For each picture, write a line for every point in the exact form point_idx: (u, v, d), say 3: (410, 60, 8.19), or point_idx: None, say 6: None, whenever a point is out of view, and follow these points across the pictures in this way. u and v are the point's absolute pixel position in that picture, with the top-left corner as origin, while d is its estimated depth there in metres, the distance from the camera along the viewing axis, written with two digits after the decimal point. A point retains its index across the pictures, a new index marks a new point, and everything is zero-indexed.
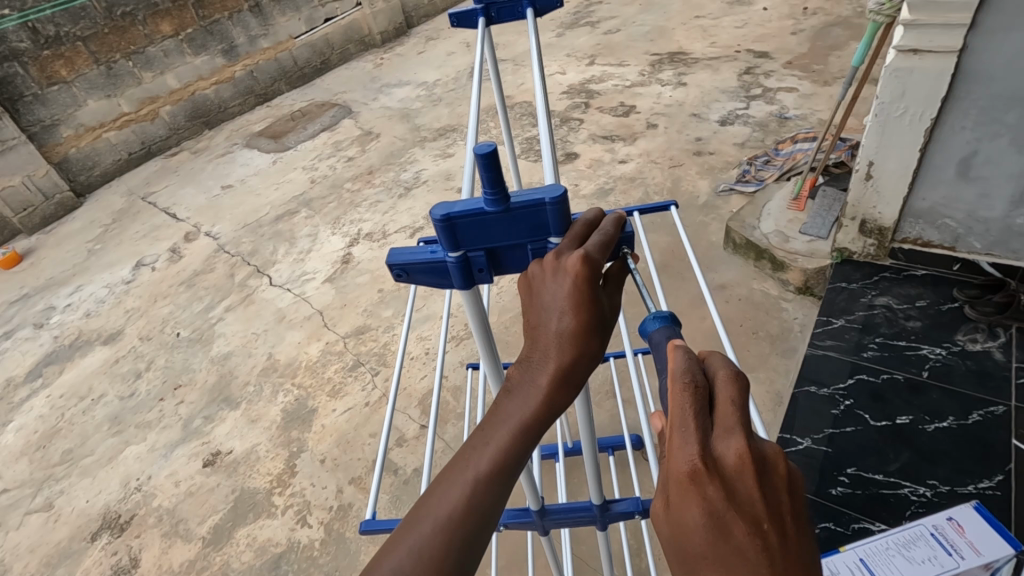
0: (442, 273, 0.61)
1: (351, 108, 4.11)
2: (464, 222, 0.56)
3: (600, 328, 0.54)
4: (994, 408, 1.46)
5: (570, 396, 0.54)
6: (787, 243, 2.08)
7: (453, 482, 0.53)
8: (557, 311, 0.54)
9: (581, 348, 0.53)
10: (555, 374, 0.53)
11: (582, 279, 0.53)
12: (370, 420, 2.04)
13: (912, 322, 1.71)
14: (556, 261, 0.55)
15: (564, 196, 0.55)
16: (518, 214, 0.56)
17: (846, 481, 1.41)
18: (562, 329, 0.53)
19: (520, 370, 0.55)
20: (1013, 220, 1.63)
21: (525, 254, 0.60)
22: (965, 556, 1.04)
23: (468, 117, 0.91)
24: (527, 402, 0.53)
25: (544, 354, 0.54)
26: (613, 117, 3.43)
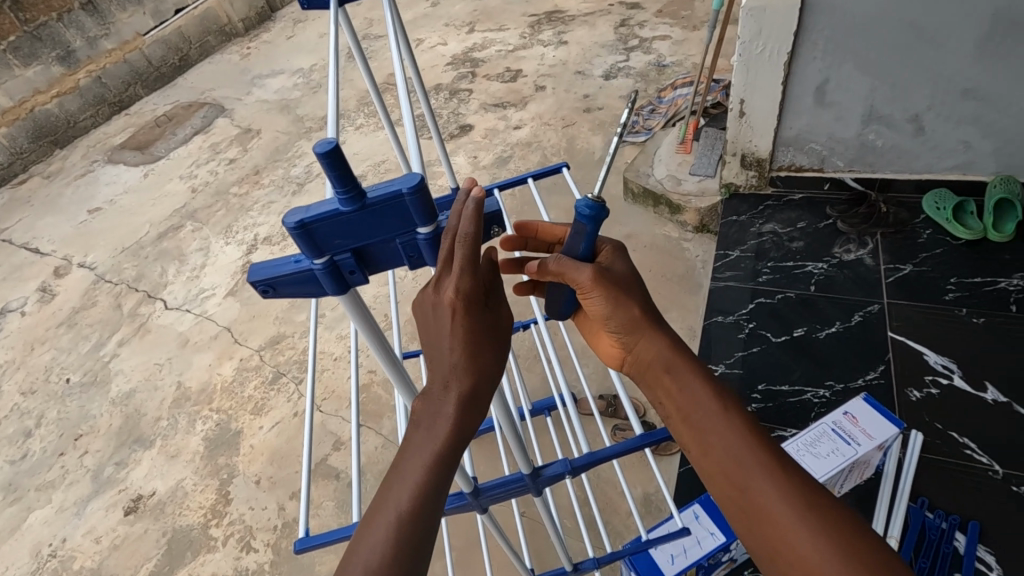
0: (312, 280, 0.58)
1: (224, 105, 3.80)
2: (321, 225, 0.53)
3: (493, 349, 0.58)
4: (870, 307, 1.63)
5: (478, 414, 0.59)
6: (679, 186, 2.18)
7: (380, 522, 0.55)
8: (450, 340, 0.57)
9: (479, 369, 0.58)
10: (461, 397, 0.57)
11: (462, 306, 0.55)
12: (302, 430, 1.96)
13: (796, 243, 1.87)
14: (438, 293, 0.55)
15: (420, 184, 0.53)
16: (377, 209, 0.54)
17: (759, 397, 1.52)
18: (456, 357, 0.57)
19: (424, 403, 0.58)
20: (865, 137, 1.81)
21: (395, 249, 0.58)
22: (861, 442, 1.17)
23: (328, 103, 0.84)
24: (436, 435, 0.57)
25: (445, 382, 0.57)
26: (500, 83, 3.40)
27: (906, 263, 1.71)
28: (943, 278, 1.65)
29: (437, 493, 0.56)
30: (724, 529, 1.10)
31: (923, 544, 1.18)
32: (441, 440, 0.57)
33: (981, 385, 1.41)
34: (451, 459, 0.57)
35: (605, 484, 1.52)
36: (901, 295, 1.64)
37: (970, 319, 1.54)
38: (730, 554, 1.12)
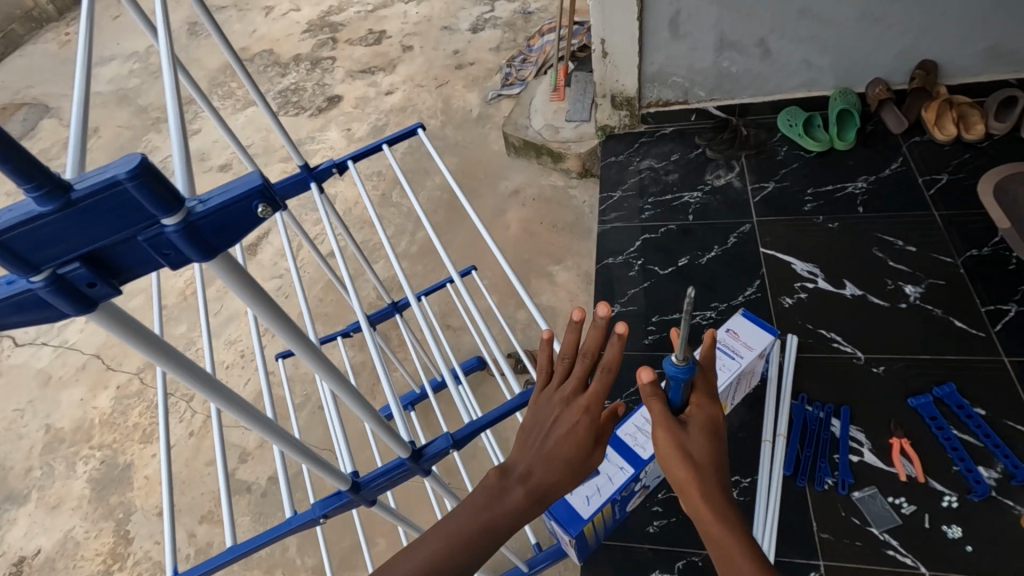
0: (37, 308, 0.42)
1: (46, 103, 3.30)
2: (13, 237, 0.38)
3: (576, 460, 0.68)
4: (742, 227, 1.73)
5: (541, 504, 0.68)
6: (558, 134, 2.18)
7: (426, 549, 0.65)
8: (549, 437, 0.69)
9: (561, 469, 0.68)
10: (540, 480, 0.67)
11: (576, 420, 0.68)
12: (201, 450, 1.81)
13: (672, 176, 1.93)
14: (565, 404, 0.70)
15: (143, 163, 0.39)
16: (92, 204, 0.39)
17: (654, 329, 1.58)
18: (548, 452, 0.68)
19: (507, 472, 0.69)
20: (720, 65, 1.88)
21: (143, 250, 0.42)
22: (744, 355, 1.24)
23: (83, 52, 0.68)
24: (504, 502, 0.67)
25: (531, 467, 0.68)
26: (364, 47, 3.20)
27: (769, 181, 1.83)
28: (802, 190, 1.77)
29: (483, 548, 0.65)
30: (631, 460, 1.14)
31: (807, 435, 1.29)
32: (506, 503, 0.67)
33: (841, 283, 1.54)
34: (509, 527, 0.67)
35: None
36: (767, 212, 1.75)
37: (826, 224, 1.67)
38: (642, 483, 1.16)
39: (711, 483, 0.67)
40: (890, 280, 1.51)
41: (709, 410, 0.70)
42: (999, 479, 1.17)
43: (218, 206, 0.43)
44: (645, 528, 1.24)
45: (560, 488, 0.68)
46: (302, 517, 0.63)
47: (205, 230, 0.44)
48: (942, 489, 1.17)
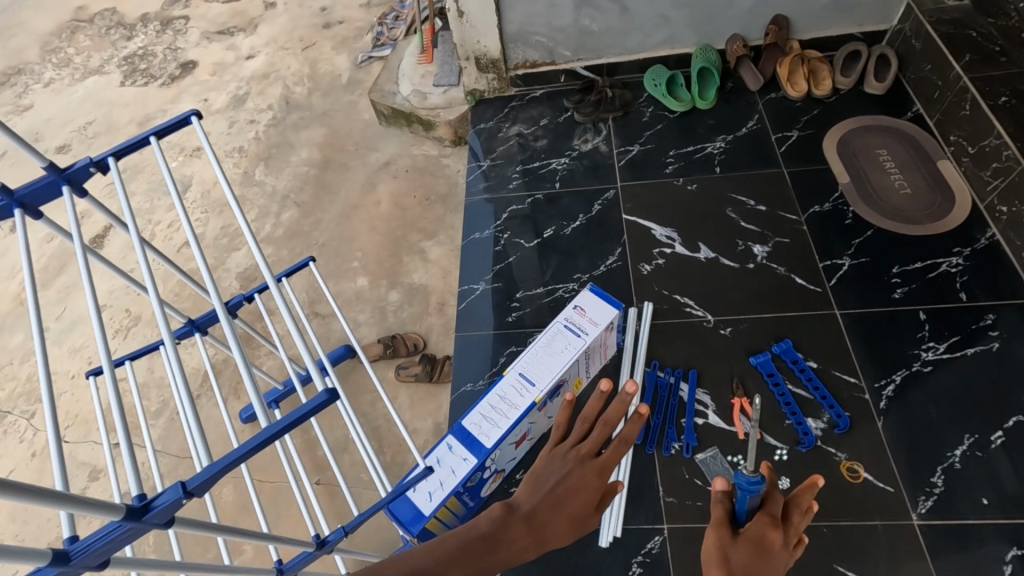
0: None
1: None
2: None
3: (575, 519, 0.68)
4: (607, 194, 1.71)
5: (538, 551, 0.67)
6: (426, 101, 2.05)
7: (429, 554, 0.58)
8: (557, 478, 0.69)
9: (567, 525, 0.68)
10: (547, 531, 0.67)
11: (580, 476, 0.69)
12: (45, 472, 1.64)
13: (540, 142, 1.88)
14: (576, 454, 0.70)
15: None
16: None
17: (518, 305, 1.55)
18: (551, 491, 0.68)
19: (527, 493, 0.69)
20: (581, 22, 1.81)
21: None
22: (590, 331, 1.23)
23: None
24: (503, 536, 0.65)
25: (547, 504, 0.68)
26: (221, 4, 2.88)
27: (634, 144, 1.81)
28: (664, 152, 1.77)
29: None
30: (475, 450, 1.12)
31: (657, 402, 1.32)
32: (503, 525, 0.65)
33: (695, 247, 1.56)
34: (505, 563, 0.64)
35: None
36: (631, 176, 1.73)
37: (686, 187, 1.68)
38: (491, 469, 1.15)
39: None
40: (740, 241, 1.55)
41: (772, 536, 0.61)
42: (825, 428, 1.24)
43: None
44: None
45: (560, 537, 0.68)
46: None
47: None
48: (775, 443, 1.24)
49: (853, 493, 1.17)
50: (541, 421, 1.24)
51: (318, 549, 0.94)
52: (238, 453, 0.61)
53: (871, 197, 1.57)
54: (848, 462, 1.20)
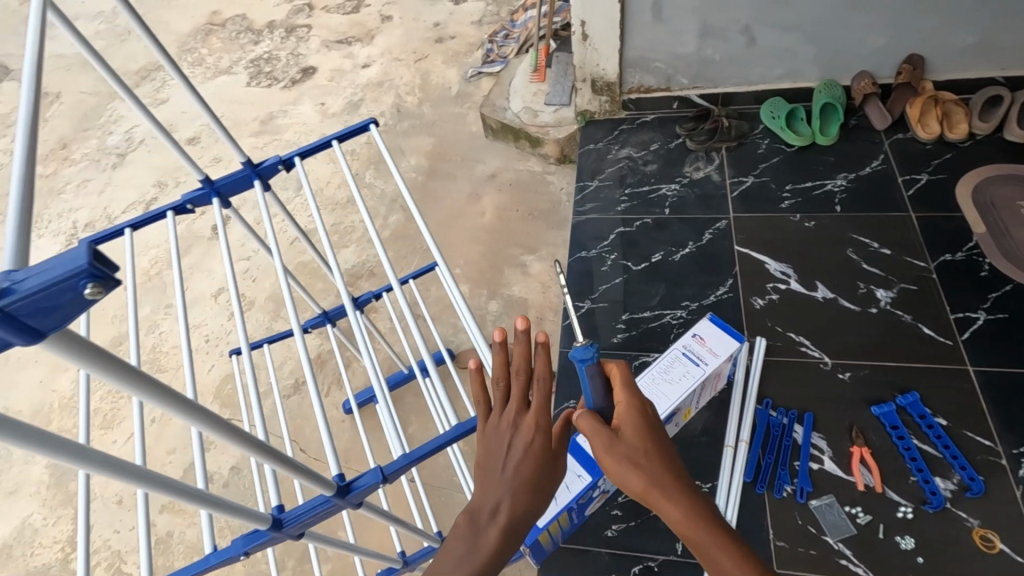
0: None
1: (8, 66, 3.11)
2: None
3: (540, 487, 0.67)
4: (719, 224, 1.69)
5: (520, 533, 0.66)
6: (536, 118, 2.10)
7: None
8: (505, 459, 0.67)
9: (531, 496, 0.66)
10: (512, 514, 0.65)
11: (531, 436, 0.67)
12: (162, 437, 1.77)
13: (650, 167, 1.88)
14: (511, 419, 0.68)
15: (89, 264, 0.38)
16: None
17: (623, 327, 1.55)
18: (508, 477, 0.66)
19: (479, 496, 0.66)
20: (704, 52, 1.82)
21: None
22: (709, 361, 1.23)
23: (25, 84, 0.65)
24: (479, 541, 0.64)
25: (502, 496, 0.65)
26: (342, 15, 3.05)
27: (748, 175, 1.78)
28: (780, 186, 1.74)
29: None
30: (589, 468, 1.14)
31: (769, 441, 1.28)
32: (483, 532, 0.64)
33: (813, 286, 1.52)
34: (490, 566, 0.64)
35: None
36: (744, 208, 1.71)
37: (803, 223, 1.64)
38: (601, 488, 1.16)
39: (669, 498, 0.66)
40: (862, 284, 1.50)
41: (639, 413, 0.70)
42: (955, 490, 1.18)
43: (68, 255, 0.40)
44: (605, 533, 1.23)
45: (529, 513, 0.67)
46: (222, 554, 0.60)
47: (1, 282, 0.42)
48: (898, 500, 1.18)
49: (986, 563, 1.10)
50: None
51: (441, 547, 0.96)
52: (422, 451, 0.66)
53: (1009, 251, 1.48)
54: (981, 530, 1.13)
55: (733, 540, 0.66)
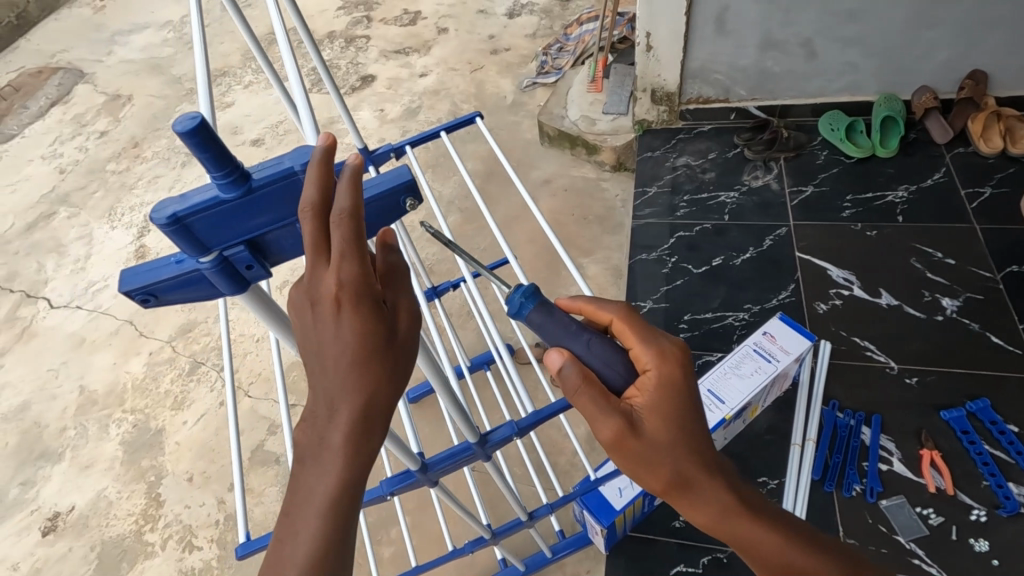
0: (203, 283, 0.51)
1: (83, 68, 3.17)
2: (200, 218, 0.46)
3: (383, 358, 0.48)
4: (779, 230, 1.72)
5: (376, 429, 0.49)
6: (594, 126, 2.12)
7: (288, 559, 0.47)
8: (335, 345, 0.47)
9: (372, 376, 0.47)
10: (353, 408, 0.47)
11: (348, 302, 0.46)
12: (230, 420, 1.84)
13: (708, 174, 1.92)
14: (313, 286, 0.46)
15: None
16: (264, 193, 0.48)
17: (686, 327, 1.58)
18: (343, 368, 0.47)
19: (309, 416, 0.49)
20: (764, 63, 1.86)
21: (295, 233, 0.52)
22: (781, 358, 1.27)
23: (201, 74, 0.72)
24: (327, 447, 0.48)
25: (333, 400, 0.48)
26: (399, 27, 3.15)
27: (807, 185, 1.81)
28: (840, 196, 1.76)
29: (348, 513, 0.48)
30: None
31: (836, 441, 1.30)
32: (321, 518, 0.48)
33: (876, 292, 1.54)
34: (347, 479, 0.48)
35: (550, 429, 1.50)
36: (804, 216, 1.74)
37: (865, 232, 1.67)
38: None
39: (704, 472, 0.59)
40: (926, 292, 1.51)
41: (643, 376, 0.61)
42: None
43: (264, 177, 0.47)
44: (671, 523, 1.27)
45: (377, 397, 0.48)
46: (371, 493, 0.69)
47: (211, 238, 0.48)
48: (971, 503, 1.19)
49: None
50: (719, 441, 1.27)
51: (528, 520, 1.02)
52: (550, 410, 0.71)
53: None
54: None
55: (767, 510, 0.63)
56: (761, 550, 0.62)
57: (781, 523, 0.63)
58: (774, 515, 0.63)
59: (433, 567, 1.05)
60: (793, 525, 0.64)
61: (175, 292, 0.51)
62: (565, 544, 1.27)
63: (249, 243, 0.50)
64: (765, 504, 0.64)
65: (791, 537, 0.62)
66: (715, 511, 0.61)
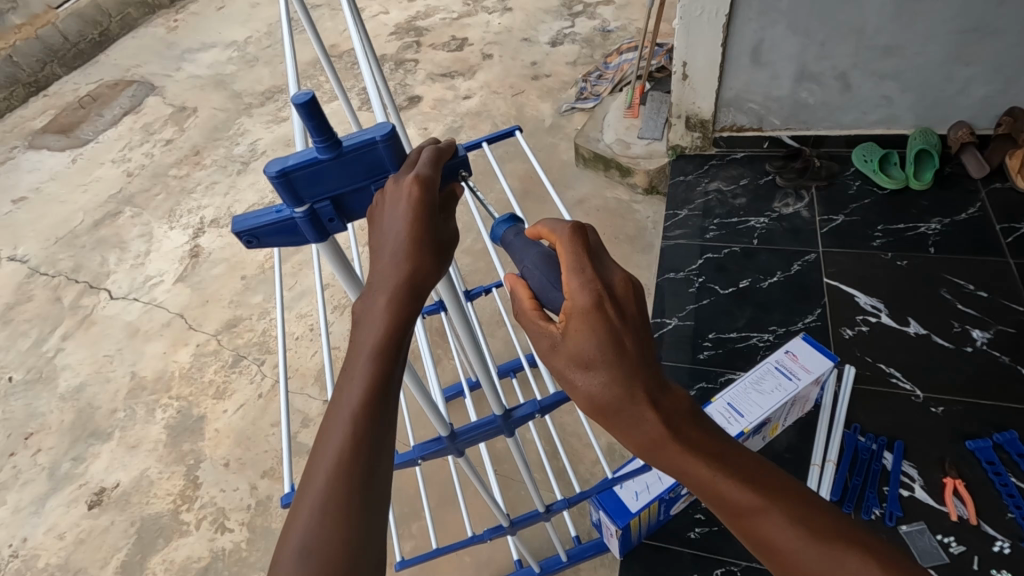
0: (294, 231, 0.60)
1: (153, 82, 3.43)
2: (300, 174, 0.55)
3: (430, 247, 0.56)
4: (807, 256, 1.75)
5: (416, 307, 0.55)
6: (628, 149, 2.18)
7: (338, 418, 0.53)
8: (395, 230, 0.55)
9: (418, 262, 0.55)
10: (403, 284, 0.55)
11: (416, 199, 0.55)
12: (267, 411, 1.94)
13: (739, 200, 1.96)
14: (394, 186, 0.56)
15: (393, 131, 0.56)
16: (351, 156, 0.56)
17: (710, 345, 1.61)
18: (399, 251, 0.55)
19: (362, 301, 0.56)
20: (798, 94, 1.90)
21: (370, 195, 0.60)
22: (801, 377, 1.30)
23: (288, 70, 0.81)
24: (370, 317, 0.55)
25: (385, 277, 0.55)
26: (446, 52, 3.30)
27: (838, 214, 1.84)
28: (871, 226, 1.78)
29: (389, 383, 0.54)
30: None
31: (857, 463, 1.31)
32: (352, 415, 0.52)
33: (904, 320, 1.55)
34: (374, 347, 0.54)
35: (571, 436, 1.53)
36: (833, 243, 1.76)
37: (894, 261, 1.68)
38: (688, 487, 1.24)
39: (634, 411, 0.55)
40: (955, 323, 1.52)
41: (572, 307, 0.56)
42: None
43: (351, 144, 0.55)
44: (686, 534, 1.28)
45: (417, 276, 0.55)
46: (404, 457, 0.79)
47: (306, 194, 0.57)
48: (994, 534, 1.20)
49: None
50: None
51: (545, 512, 1.06)
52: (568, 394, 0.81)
53: None
54: None
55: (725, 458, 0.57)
56: (703, 497, 0.58)
57: (742, 471, 0.57)
58: (733, 461, 0.58)
59: (452, 552, 1.09)
60: (775, 483, 0.58)
61: (274, 237, 0.60)
62: (580, 549, 1.29)
63: (333, 200, 0.59)
64: (740, 459, 0.58)
65: (751, 487, 0.56)
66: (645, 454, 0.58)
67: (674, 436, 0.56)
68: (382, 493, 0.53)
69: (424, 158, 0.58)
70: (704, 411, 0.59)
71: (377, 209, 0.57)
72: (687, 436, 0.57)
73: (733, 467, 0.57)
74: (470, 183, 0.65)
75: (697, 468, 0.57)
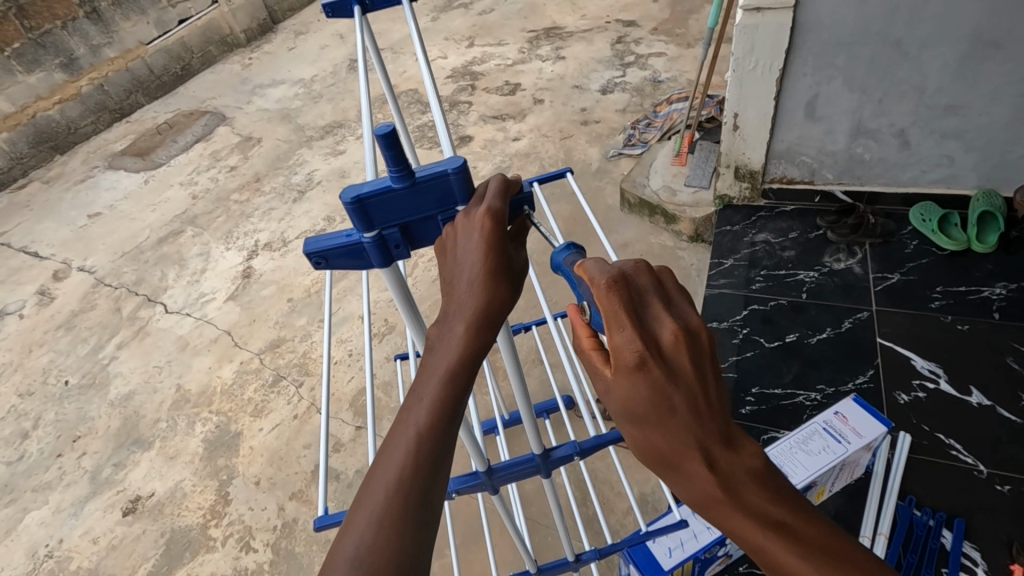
0: (361, 254, 0.62)
1: (225, 113, 3.67)
2: (374, 201, 0.58)
3: (505, 275, 0.57)
4: (860, 314, 1.69)
5: (488, 338, 0.56)
6: (674, 197, 2.18)
7: (403, 434, 0.54)
8: (468, 262, 0.57)
9: (491, 293, 0.56)
10: (474, 315, 0.56)
11: (488, 230, 0.56)
12: (302, 432, 1.96)
13: (788, 252, 1.92)
14: (466, 218, 0.58)
15: (465, 165, 0.59)
16: (423, 186, 0.59)
17: (753, 400, 1.55)
18: (474, 279, 0.56)
19: (438, 327, 0.57)
20: (854, 150, 1.87)
21: (436, 225, 0.62)
22: (851, 441, 1.23)
23: (361, 103, 0.86)
24: (443, 343, 0.56)
25: (459, 305, 0.56)
26: (500, 96, 3.41)
27: (893, 272, 1.77)
28: (929, 286, 1.71)
29: (456, 406, 0.55)
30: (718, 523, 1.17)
31: (912, 540, 1.22)
32: (418, 435, 0.54)
33: (966, 389, 1.46)
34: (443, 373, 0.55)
35: (604, 484, 1.49)
36: (888, 302, 1.69)
37: (955, 326, 1.60)
38: (725, 548, 1.18)
39: (684, 463, 0.53)
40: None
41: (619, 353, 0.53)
42: None
43: (425, 175, 0.58)
44: None
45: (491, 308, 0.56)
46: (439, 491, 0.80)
47: (378, 219, 0.60)
48: None
49: None
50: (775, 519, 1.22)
51: (574, 562, 1.03)
52: (608, 440, 0.79)
53: None
54: None
55: (790, 528, 0.53)
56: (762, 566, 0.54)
57: (811, 544, 0.53)
58: (804, 534, 0.53)
59: None
60: (839, 553, 0.53)
61: (341, 260, 0.63)
62: None
63: (401, 228, 0.61)
64: (807, 529, 0.53)
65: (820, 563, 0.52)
66: (700, 511, 0.55)
67: (733, 498, 0.53)
68: (436, 512, 0.53)
69: (494, 189, 0.60)
70: (773, 475, 0.55)
71: (449, 240, 0.59)
72: (750, 501, 0.53)
73: (800, 541, 0.53)
74: (534, 219, 0.66)
75: (755, 537, 0.53)
